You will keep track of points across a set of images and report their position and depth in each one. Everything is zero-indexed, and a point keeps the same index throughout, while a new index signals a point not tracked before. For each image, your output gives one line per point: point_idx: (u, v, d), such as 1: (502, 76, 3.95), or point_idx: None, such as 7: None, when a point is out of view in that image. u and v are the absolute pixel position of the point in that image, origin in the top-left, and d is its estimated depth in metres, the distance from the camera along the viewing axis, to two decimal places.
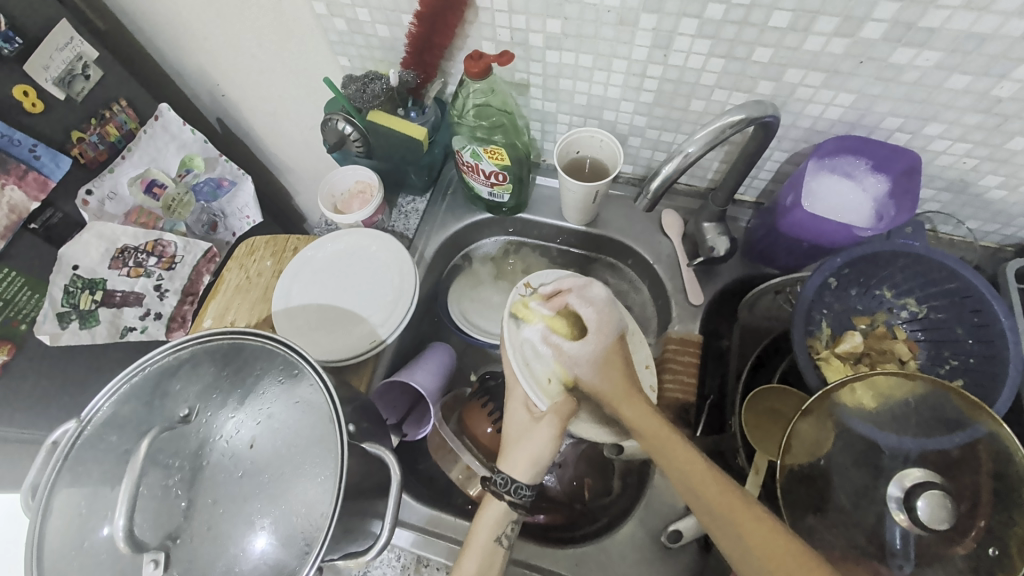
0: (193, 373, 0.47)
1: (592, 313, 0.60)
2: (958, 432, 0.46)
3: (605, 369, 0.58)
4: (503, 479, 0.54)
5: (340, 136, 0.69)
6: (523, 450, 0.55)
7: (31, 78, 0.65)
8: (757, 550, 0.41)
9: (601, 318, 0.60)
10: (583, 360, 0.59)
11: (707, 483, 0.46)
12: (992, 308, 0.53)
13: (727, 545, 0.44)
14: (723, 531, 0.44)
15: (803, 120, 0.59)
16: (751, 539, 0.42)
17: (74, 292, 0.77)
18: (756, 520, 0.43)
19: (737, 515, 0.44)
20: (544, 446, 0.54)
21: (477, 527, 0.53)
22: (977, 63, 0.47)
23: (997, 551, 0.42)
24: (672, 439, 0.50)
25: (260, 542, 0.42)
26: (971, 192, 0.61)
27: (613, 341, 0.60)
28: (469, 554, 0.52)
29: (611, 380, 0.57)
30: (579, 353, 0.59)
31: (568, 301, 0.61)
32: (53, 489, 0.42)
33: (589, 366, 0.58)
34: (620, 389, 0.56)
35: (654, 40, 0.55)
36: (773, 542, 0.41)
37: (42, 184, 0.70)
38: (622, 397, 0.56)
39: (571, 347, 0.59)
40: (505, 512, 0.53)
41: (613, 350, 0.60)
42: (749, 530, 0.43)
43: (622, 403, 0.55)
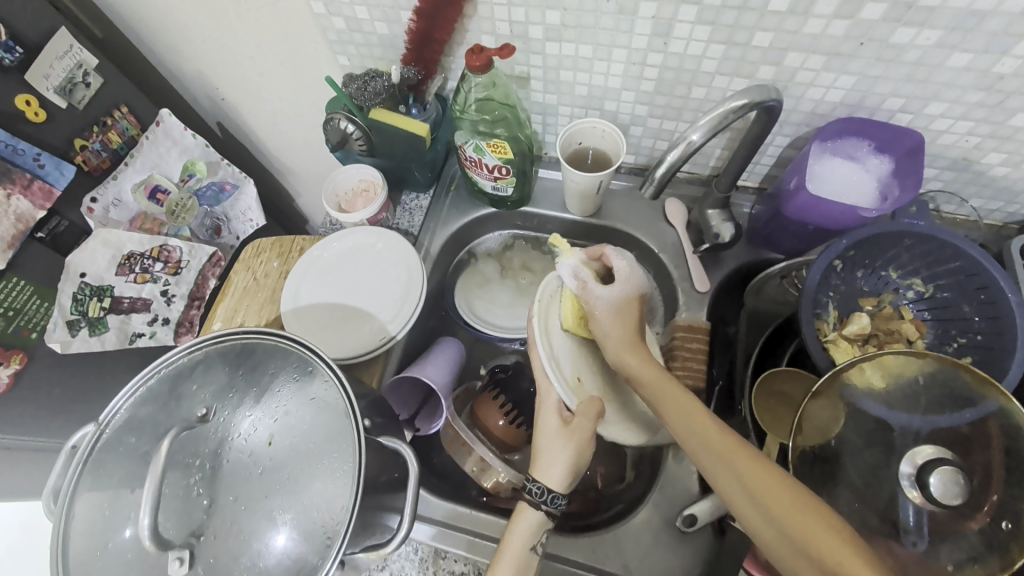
0: (208, 374, 0.47)
1: (624, 265, 0.58)
2: (968, 409, 0.47)
3: (622, 320, 0.56)
4: (538, 489, 0.52)
5: (342, 135, 0.69)
6: (564, 456, 0.52)
7: (33, 87, 0.66)
8: (787, 521, 0.39)
9: (630, 276, 0.58)
10: (604, 306, 0.57)
11: (710, 429, 0.45)
12: (998, 284, 0.53)
13: (729, 494, 0.42)
14: (747, 502, 0.41)
15: (805, 103, 0.59)
16: (756, 489, 0.41)
17: (83, 300, 0.78)
18: (767, 471, 0.41)
19: (743, 464, 0.42)
20: (585, 445, 0.52)
21: (512, 536, 0.52)
22: (978, 41, 0.47)
23: (1010, 524, 0.41)
24: (677, 394, 0.48)
25: (281, 538, 0.43)
26: (974, 171, 0.61)
27: (636, 296, 0.58)
28: (503, 561, 0.51)
29: (625, 327, 0.55)
30: (605, 302, 0.57)
31: (605, 251, 0.59)
32: (75, 493, 0.43)
33: (608, 314, 0.56)
34: (632, 343, 0.54)
35: (654, 28, 0.55)
36: (788, 501, 0.39)
37: (47, 193, 0.70)
38: (631, 347, 0.54)
39: (600, 290, 0.57)
40: (541, 522, 0.53)
41: (635, 302, 0.57)
42: (758, 483, 0.41)
43: (629, 353, 0.53)
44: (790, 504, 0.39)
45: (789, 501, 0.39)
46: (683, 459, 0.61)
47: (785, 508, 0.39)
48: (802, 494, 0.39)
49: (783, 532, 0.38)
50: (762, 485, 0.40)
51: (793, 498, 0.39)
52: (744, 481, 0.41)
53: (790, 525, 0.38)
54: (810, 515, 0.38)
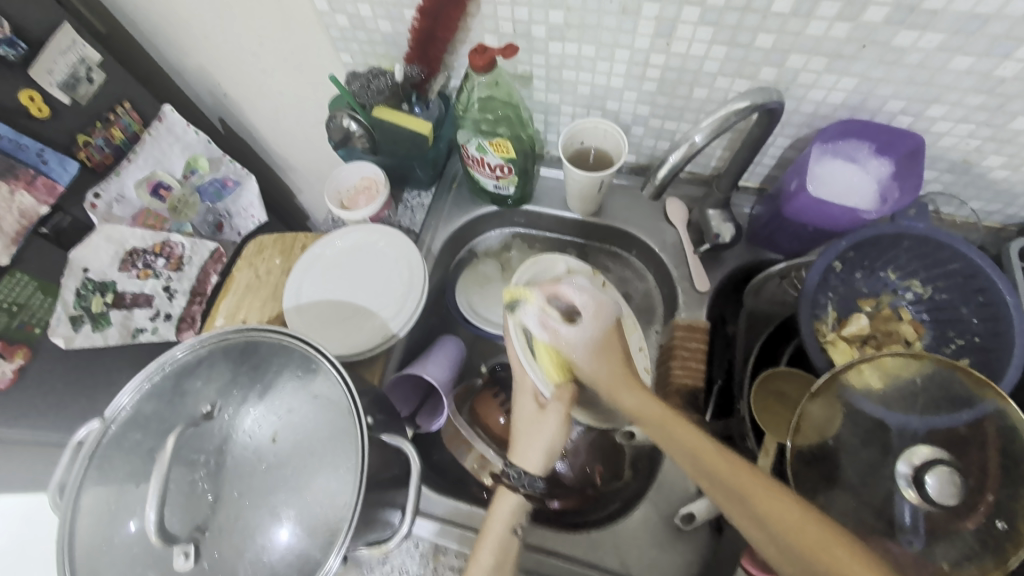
0: (212, 371, 0.48)
1: (583, 298, 0.59)
2: (965, 410, 0.47)
3: (601, 356, 0.56)
4: (516, 473, 0.55)
5: (345, 133, 0.71)
6: (535, 439, 0.56)
7: (37, 82, 0.66)
8: (792, 535, 0.39)
9: (595, 307, 0.59)
10: (579, 346, 0.56)
11: (722, 466, 0.44)
12: (996, 287, 0.54)
13: (757, 539, 0.41)
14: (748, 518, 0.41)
15: (806, 105, 0.59)
16: (785, 533, 0.39)
17: (87, 295, 0.78)
18: (788, 511, 0.40)
19: (768, 510, 0.40)
20: (559, 431, 0.56)
21: (491, 517, 0.54)
22: (980, 44, 0.48)
23: (1005, 524, 0.43)
24: (679, 423, 0.48)
25: (284, 534, 0.43)
26: (975, 173, 0.61)
27: (609, 327, 0.58)
28: (484, 546, 0.53)
29: (609, 364, 0.55)
30: (578, 339, 0.56)
31: (560, 289, 0.60)
32: (82, 487, 0.44)
33: (587, 353, 0.56)
34: (618, 375, 0.53)
35: (657, 28, 0.55)
36: (819, 541, 0.38)
37: (50, 188, 0.70)
38: (622, 384, 0.53)
39: (569, 332, 0.57)
40: (520, 504, 0.55)
41: (608, 334, 0.57)
42: (785, 526, 0.39)
43: (622, 390, 0.52)
44: (826, 548, 0.37)
45: (818, 539, 0.38)
46: None
47: (821, 555, 0.37)
48: (832, 535, 0.38)
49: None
50: (786, 523, 0.39)
51: (825, 540, 0.38)
52: (770, 526, 0.40)
53: (813, 557, 0.38)
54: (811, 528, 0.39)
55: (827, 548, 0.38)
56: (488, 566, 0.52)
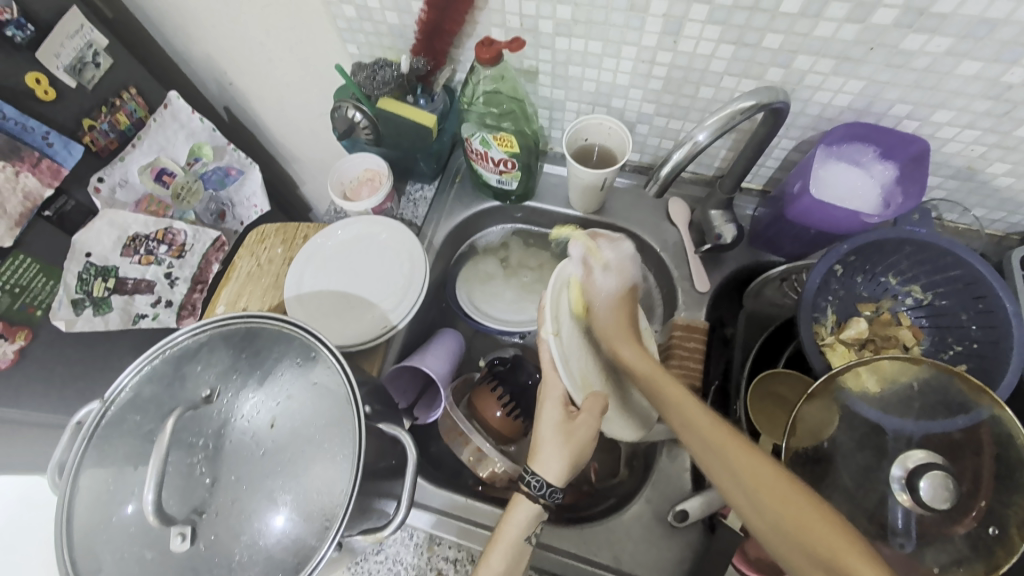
0: (212, 356, 0.48)
1: (615, 257, 0.65)
2: (961, 416, 0.47)
3: (617, 311, 0.61)
4: (538, 481, 0.52)
5: (350, 124, 0.70)
6: (564, 450, 0.53)
7: (43, 65, 0.66)
8: (752, 484, 0.42)
9: (620, 267, 0.64)
10: (603, 295, 0.62)
11: (697, 415, 0.48)
12: (997, 293, 0.54)
13: (718, 477, 0.45)
14: (720, 467, 0.45)
15: (812, 107, 0.59)
16: (740, 470, 0.43)
17: (88, 279, 0.78)
18: (745, 453, 0.44)
19: (730, 453, 0.44)
20: (586, 444, 0.53)
21: (506, 524, 0.53)
22: (989, 49, 0.47)
23: (997, 530, 0.43)
24: (668, 381, 0.52)
25: (280, 518, 0.44)
26: (978, 180, 0.61)
27: (628, 290, 0.63)
28: (497, 548, 0.52)
29: (622, 323, 0.60)
30: (603, 288, 0.62)
31: (602, 243, 0.65)
32: (80, 469, 0.44)
33: (608, 303, 0.61)
34: (624, 332, 0.59)
35: (665, 26, 0.55)
36: (769, 479, 0.42)
37: (55, 172, 0.70)
38: (625, 336, 0.58)
39: (600, 284, 0.63)
40: (537, 514, 0.53)
41: (625, 297, 0.63)
42: (741, 465, 0.43)
43: (624, 343, 0.58)
44: (774, 485, 0.41)
45: (768, 478, 0.42)
46: (677, 456, 0.61)
47: (769, 490, 0.41)
48: (785, 477, 0.41)
49: (766, 512, 0.41)
50: (744, 464, 0.43)
51: (773, 478, 0.42)
52: (731, 464, 0.44)
53: (774, 504, 0.41)
54: (775, 482, 0.41)
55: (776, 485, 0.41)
56: (498, 571, 0.51)
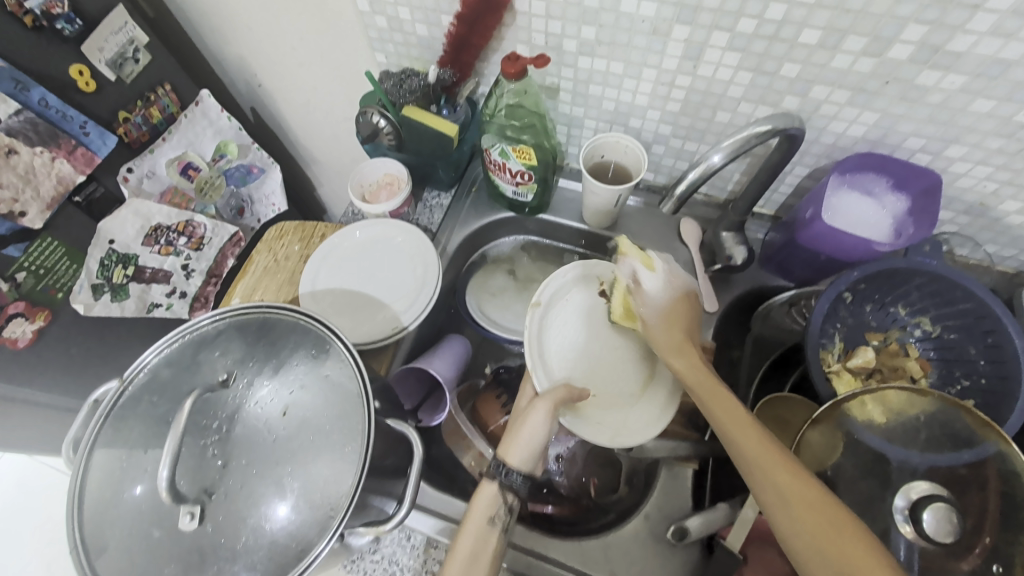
0: (231, 343, 0.49)
1: (668, 265, 0.63)
2: (966, 450, 0.47)
3: (669, 323, 0.60)
4: (497, 465, 0.52)
5: (374, 128, 0.71)
6: (517, 433, 0.54)
7: (87, 58, 0.69)
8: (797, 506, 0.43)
9: (676, 274, 0.63)
10: (653, 305, 0.61)
11: (748, 434, 0.47)
12: (1005, 329, 0.54)
13: (759, 491, 0.45)
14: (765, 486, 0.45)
15: (827, 136, 0.60)
16: (787, 492, 0.43)
17: (109, 266, 0.80)
18: (795, 476, 0.44)
19: (779, 475, 0.44)
20: (536, 425, 0.54)
21: (475, 504, 0.52)
22: (1002, 89, 0.48)
23: (1002, 568, 0.42)
24: (719, 392, 0.52)
25: (285, 507, 0.44)
26: (990, 217, 0.61)
27: (683, 297, 0.61)
28: (463, 532, 0.51)
29: (673, 332, 0.59)
30: (654, 294, 0.61)
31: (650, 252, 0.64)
32: (95, 445, 0.45)
33: (659, 311, 0.61)
34: (677, 340, 0.58)
35: (685, 51, 0.57)
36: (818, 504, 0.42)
37: (88, 160, 0.73)
38: (677, 349, 0.57)
39: (647, 290, 0.62)
40: (497, 496, 0.52)
41: (684, 300, 0.61)
42: (790, 488, 0.43)
43: (673, 355, 0.57)
44: (821, 510, 0.42)
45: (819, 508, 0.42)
46: (678, 473, 0.61)
47: (816, 516, 0.42)
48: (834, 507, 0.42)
49: (805, 531, 0.42)
50: (793, 488, 0.43)
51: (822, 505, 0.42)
52: (777, 486, 0.44)
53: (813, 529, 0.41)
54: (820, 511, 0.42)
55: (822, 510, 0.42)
56: (467, 552, 0.50)
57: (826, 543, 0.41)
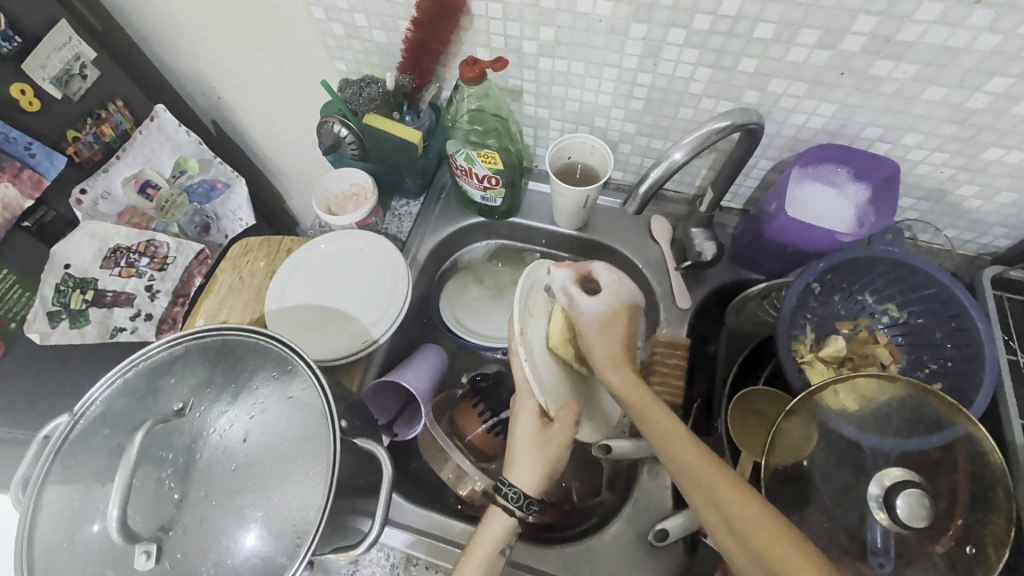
0: (187, 368, 0.47)
1: (609, 277, 0.61)
2: (936, 433, 0.48)
3: (607, 333, 0.58)
4: (514, 493, 0.52)
5: (335, 138, 0.70)
6: (540, 462, 0.54)
7: (28, 76, 0.65)
8: (739, 522, 0.41)
9: (617, 286, 0.60)
10: (590, 317, 0.59)
11: (689, 451, 0.46)
12: (969, 312, 0.55)
13: (707, 516, 0.44)
14: (707, 503, 0.44)
15: (788, 129, 0.60)
16: (732, 514, 0.42)
17: (66, 291, 0.77)
18: (740, 493, 0.42)
19: (722, 492, 0.43)
20: (560, 454, 0.54)
21: (481, 536, 0.52)
22: (953, 76, 0.49)
23: (974, 549, 0.43)
24: (660, 412, 0.50)
25: (250, 537, 0.43)
26: (949, 202, 0.63)
27: (625, 309, 0.59)
28: (469, 561, 0.51)
29: (611, 345, 0.57)
30: (591, 311, 0.59)
31: (591, 267, 0.62)
32: (44, 484, 0.43)
33: (596, 324, 0.58)
34: (616, 356, 0.56)
35: (644, 49, 0.57)
36: (760, 521, 0.40)
37: (36, 182, 0.70)
38: (615, 362, 0.56)
39: (586, 302, 0.59)
40: (511, 527, 0.52)
41: (625, 316, 0.59)
42: (733, 507, 0.42)
43: (612, 369, 0.55)
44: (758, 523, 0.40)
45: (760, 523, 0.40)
46: (658, 473, 0.61)
47: (754, 527, 0.40)
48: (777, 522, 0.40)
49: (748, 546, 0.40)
50: (737, 509, 0.41)
51: (762, 521, 0.40)
52: (718, 503, 0.43)
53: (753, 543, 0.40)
54: (763, 524, 0.40)
55: (761, 524, 0.40)
56: None
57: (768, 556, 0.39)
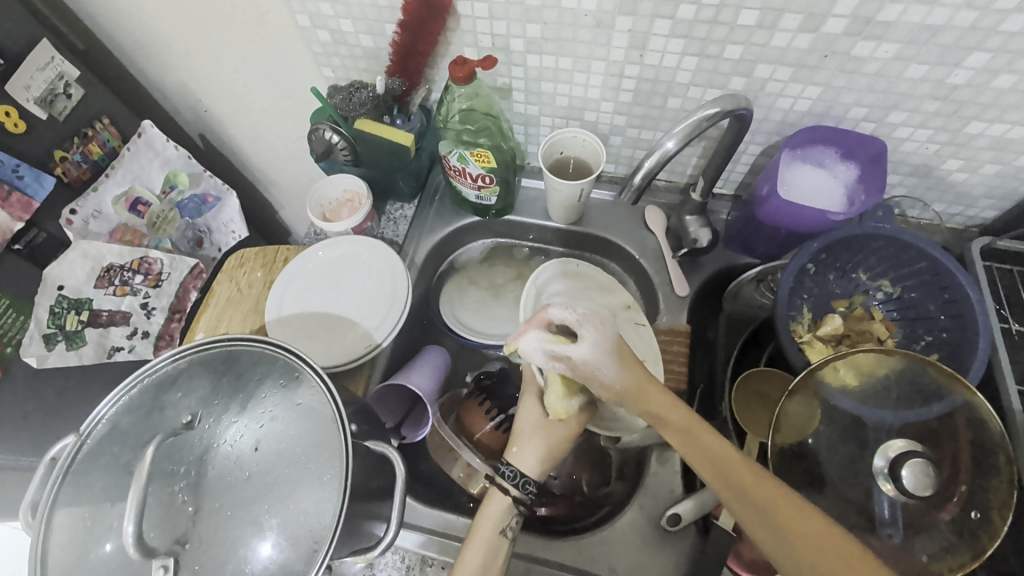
0: (191, 382, 0.47)
1: (575, 316, 0.53)
2: (936, 403, 0.49)
3: (624, 365, 0.52)
4: (511, 471, 0.54)
5: (327, 146, 0.69)
6: (540, 442, 0.55)
7: (12, 98, 0.64)
8: (803, 544, 0.40)
9: (591, 320, 0.53)
10: (601, 364, 0.52)
11: (745, 475, 0.43)
12: (960, 283, 0.56)
13: (764, 541, 0.42)
14: (765, 527, 0.42)
15: (775, 113, 0.61)
16: (793, 535, 0.40)
17: (60, 313, 0.77)
18: (799, 512, 0.41)
19: (783, 515, 0.41)
20: (561, 441, 0.56)
21: (480, 518, 0.53)
22: (933, 53, 0.50)
23: (978, 514, 0.44)
24: (705, 432, 0.47)
25: (266, 547, 0.43)
26: (936, 176, 0.64)
27: (614, 340, 0.53)
28: (471, 547, 0.52)
29: (636, 378, 0.51)
30: (589, 356, 0.52)
31: (549, 315, 0.54)
32: (54, 506, 0.42)
33: (608, 364, 0.52)
34: (643, 389, 0.51)
35: (630, 41, 0.57)
36: (825, 541, 0.40)
37: (25, 205, 0.69)
38: (644, 397, 0.50)
39: (580, 353, 0.52)
40: (510, 505, 0.53)
41: (618, 342, 0.53)
42: (794, 527, 0.41)
43: (644, 406, 0.50)
44: (824, 544, 0.39)
45: (824, 543, 0.40)
46: (667, 460, 0.62)
47: (818, 550, 0.39)
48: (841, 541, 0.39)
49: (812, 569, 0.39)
50: (800, 529, 0.40)
51: (825, 537, 0.40)
52: (780, 527, 0.41)
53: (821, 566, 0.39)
54: (825, 545, 0.39)
55: (825, 543, 0.40)
56: (475, 567, 0.51)
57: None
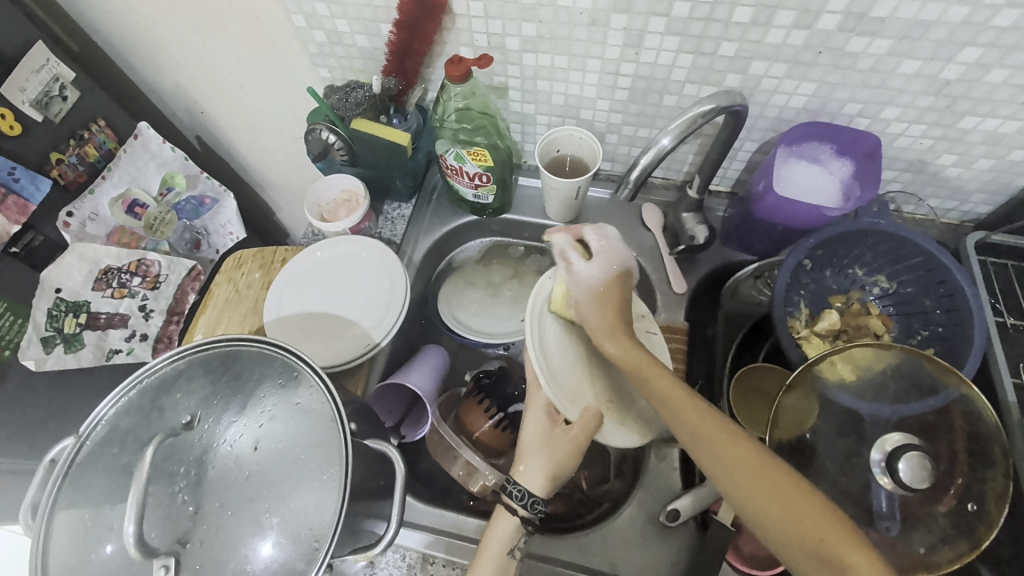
0: (191, 383, 0.47)
1: (600, 243, 0.61)
2: (932, 397, 0.49)
3: (601, 305, 0.58)
4: (519, 491, 0.53)
5: (324, 146, 0.70)
6: (544, 460, 0.54)
7: (6, 100, 0.64)
8: (737, 469, 0.41)
9: (609, 251, 0.61)
10: (584, 289, 0.60)
11: (686, 406, 0.46)
12: (955, 278, 0.56)
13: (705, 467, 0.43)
14: (705, 454, 0.43)
15: (770, 110, 0.62)
16: (727, 460, 0.42)
17: (58, 316, 0.77)
18: (735, 440, 0.42)
19: (718, 443, 0.43)
20: (566, 457, 0.54)
21: (490, 537, 0.53)
22: (925, 49, 0.51)
23: (975, 506, 0.45)
24: (654, 368, 0.50)
25: (266, 547, 0.43)
26: (930, 172, 0.64)
27: (615, 277, 0.60)
28: (482, 565, 0.52)
29: (604, 318, 0.57)
30: (586, 273, 0.60)
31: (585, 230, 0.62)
32: (55, 508, 0.43)
33: (590, 293, 0.59)
34: (611, 326, 0.56)
35: (625, 39, 0.58)
36: (760, 470, 0.41)
37: (22, 208, 0.69)
38: (611, 332, 0.56)
39: (579, 271, 0.60)
40: (519, 525, 0.53)
41: (614, 280, 0.60)
42: (729, 452, 0.42)
43: (608, 339, 0.55)
44: (757, 470, 0.41)
45: (755, 468, 0.41)
46: (665, 456, 0.62)
47: (751, 477, 0.41)
48: (774, 469, 0.40)
49: (746, 491, 0.41)
50: (734, 454, 0.42)
51: (759, 465, 0.41)
52: (715, 452, 0.43)
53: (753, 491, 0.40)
54: (757, 471, 0.41)
55: (758, 470, 0.41)
56: None
57: (767, 503, 0.39)
